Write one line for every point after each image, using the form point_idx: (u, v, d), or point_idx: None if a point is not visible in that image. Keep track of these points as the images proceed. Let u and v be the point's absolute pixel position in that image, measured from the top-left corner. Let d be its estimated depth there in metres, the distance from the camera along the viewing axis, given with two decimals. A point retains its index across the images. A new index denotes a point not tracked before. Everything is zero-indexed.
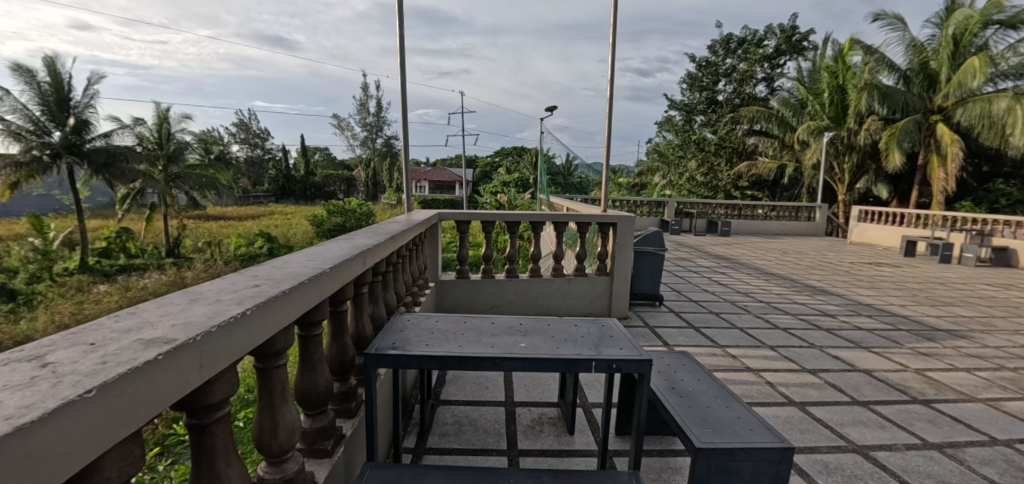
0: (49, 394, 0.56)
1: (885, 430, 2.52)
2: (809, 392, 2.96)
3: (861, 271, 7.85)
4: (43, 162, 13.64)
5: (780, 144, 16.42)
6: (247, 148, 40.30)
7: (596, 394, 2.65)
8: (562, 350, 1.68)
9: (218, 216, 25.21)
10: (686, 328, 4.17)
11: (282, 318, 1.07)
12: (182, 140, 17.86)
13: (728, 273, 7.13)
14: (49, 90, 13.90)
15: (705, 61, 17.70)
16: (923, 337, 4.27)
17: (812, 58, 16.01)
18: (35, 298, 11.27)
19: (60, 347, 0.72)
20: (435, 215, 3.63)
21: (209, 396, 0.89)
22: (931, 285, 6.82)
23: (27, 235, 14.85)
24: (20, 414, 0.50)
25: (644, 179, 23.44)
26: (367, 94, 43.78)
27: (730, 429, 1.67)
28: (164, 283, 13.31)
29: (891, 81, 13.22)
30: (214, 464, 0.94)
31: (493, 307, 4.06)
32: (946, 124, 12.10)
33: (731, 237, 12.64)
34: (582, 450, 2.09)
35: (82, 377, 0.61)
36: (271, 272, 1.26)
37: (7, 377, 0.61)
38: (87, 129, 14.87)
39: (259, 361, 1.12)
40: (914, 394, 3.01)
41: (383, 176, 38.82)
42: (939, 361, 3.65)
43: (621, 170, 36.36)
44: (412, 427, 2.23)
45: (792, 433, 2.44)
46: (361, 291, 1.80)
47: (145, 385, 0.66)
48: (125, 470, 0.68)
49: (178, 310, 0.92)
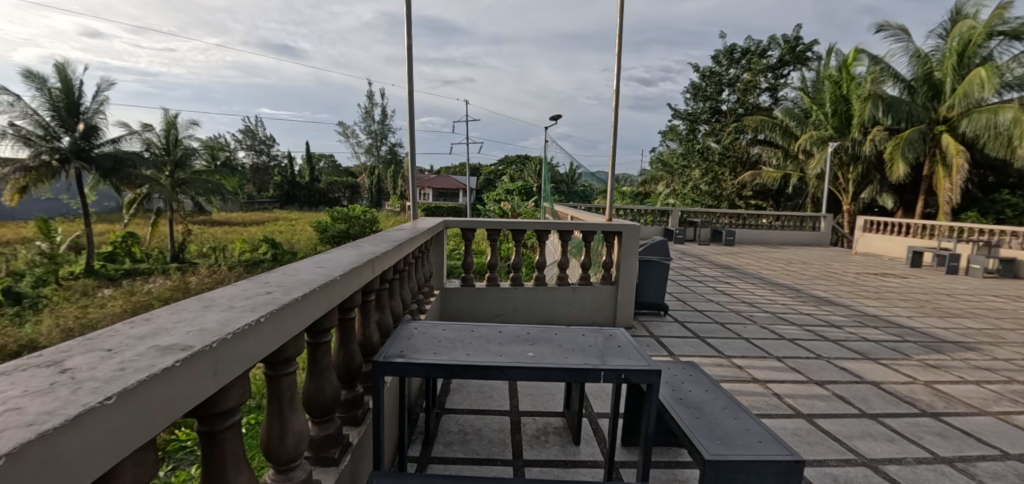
0: (71, 399, 0.57)
1: (894, 443, 2.49)
2: (816, 404, 2.93)
3: (864, 281, 7.81)
4: (51, 167, 13.90)
5: (783, 153, 16.51)
6: (253, 154, 40.80)
7: (602, 405, 2.63)
8: (570, 359, 1.67)
9: (224, 221, 25.38)
10: (691, 338, 4.14)
11: (293, 326, 1.07)
12: (189, 146, 17.72)
13: (733, 283, 7.11)
14: (59, 94, 14.07)
15: (709, 71, 17.61)
16: (931, 348, 4.24)
17: (816, 68, 16.08)
18: (41, 301, 11.38)
19: (78, 352, 0.73)
20: (441, 223, 3.62)
21: (221, 403, 0.89)
22: (938, 296, 6.77)
23: (35, 238, 14.99)
24: (43, 420, 0.51)
25: (647, 188, 23.37)
26: (373, 102, 44.26)
27: (739, 441, 1.65)
28: (169, 287, 13.21)
29: (895, 92, 13.23)
30: (225, 471, 0.95)
31: (496, 315, 4.03)
32: (951, 134, 12.11)
33: (735, 246, 12.61)
34: (588, 460, 2.08)
35: (101, 383, 0.62)
36: (282, 279, 1.27)
37: (27, 383, 0.63)
38: (96, 134, 15.00)
39: (269, 368, 1.13)
40: (923, 406, 2.98)
41: (387, 183, 39.23)
42: (948, 373, 3.62)
43: (625, 177, 36.50)
44: (418, 436, 2.22)
45: (800, 445, 2.41)
46: (369, 298, 1.81)
47: (160, 390, 0.66)
48: (140, 475, 0.69)
49: (192, 316, 0.92)
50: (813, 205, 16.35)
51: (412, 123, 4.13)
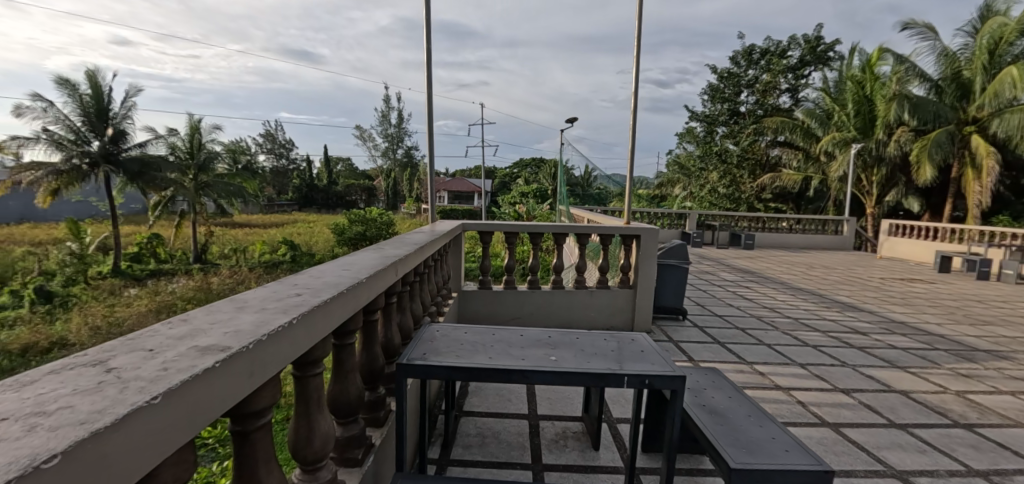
0: (118, 399, 0.58)
1: (925, 455, 2.40)
2: (843, 413, 2.85)
3: (890, 287, 7.58)
4: (81, 170, 14.48)
5: (804, 156, 16.19)
6: (273, 157, 41.63)
7: (621, 410, 2.60)
8: (592, 364, 1.66)
9: (244, 223, 25.96)
10: (711, 344, 4.07)
11: (322, 327, 1.08)
12: (212, 150, 18.19)
13: (752, 287, 6.97)
14: (89, 100, 14.56)
15: (727, 72, 17.33)
16: (962, 357, 4.08)
17: (838, 68, 15.74)
18: (70, 300, 11.75)
19: (121, 352, 0.76)
20: (459, 225, 3.63)
21: (254, 403, 0.91)
22: (969, 303, 6.53)
23: (66, 239, 15.54)
24: (94, 419, 0.53)
25: (664, 191, 23.13)
26: (388, 105, 44.87)
27: (765, 450, 1.62)
28: (191, 287, 13.53)
29: (922, 91, 12.88)
30: (256, 470, 0.96)
31: (514, 317, 4.03)
32: (981, 135, 11.70)
33: (755, 250, 12.37)
34: (608, 466, 2.06)
35: (146, 383, 0.63)
36: (310, 281, 1.29)
37: (75, 381, 0.65)
38: (123, 139, 15.47)
39: (298, 369, 1.14)
40: (955, 417, 2.87)
41: (403, 186, 39.67)
42: (981, 383, 3.48)
43: (641, 180, 36.20)
44: (436, 438, 2.23)
45: (826, 454, 2.35)
46: (391, 300, 1.83)
47: (200, 390, 0.68)
48: (179, 474, 0.71)
49: (227, 317, 0.95)
50: (835, 208, 15.97)
51: (430, 127, 4.17)
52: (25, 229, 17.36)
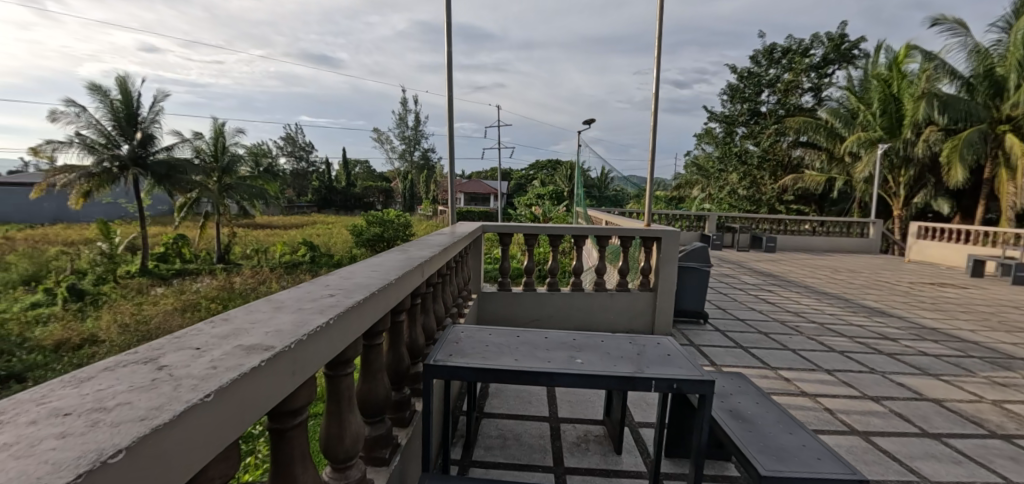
0: (174, 397, 0.61)
1: (961, 466, 2.32)
2: (873, 421, 2.77)
3: (920, 292, 7.33)
4: (111, 173, 15.04)
5: (828, 156, 15.80)
6: (293, 160, 42.50)
7: (643, 415, 2.57)
8: (618, 367, 1.64)
9: (266, 224, 26.53)
10: (734, 348, 3.99)
11: (356, 328, 1.10)
12: (235, 153, 18.30)
13: (775, 291, 6.82)
14: (119, 106, 15.09)
15: (747, 71, 17.03)
16: (998, 365, 3.92)
17: (863, 66, 15.35)
18: (100, 297, 12.16)
19: (170, 350, 0.78)
20: (479, 227, 3.65)
21: (292, 402, 0.93)
22: (1005, 309, 6.26)
23: (97, 239, 16.11)
24: (153, 416, 0.55)
25: (682, 193, 22.84)
26: (406, 108, 45.44)
27: (795, 458, 1.58)
28: (214, 287, 13.88)
29: (952, 89, 12.49)
30: (293, 468, 0.98)
31: (533, 319, 4.03)
32: (1016, 134, 11.24)
33: (776, 253, 12.11)
34: (631, 471, 2.04)
35: (198, 382, 0.66)
36: (341, 282, 1.32)
37: (130, 378, 0.67)
38: (151, 142, 15.99)
39: (330, 369, 1.17)
40: (992, 427, 2.76)
41: (419, 187, 40.05)
42: (1020, 392, 3.34)
43: (658, 181, 35.81)
44: (458, 439, 2.24)
45: (857, 463, 2.28)
46: (416, 302, 1.85)
47: (247, 388, 0.70)
48: (225, 470, 0.73)
49: (266, 317, 0.97)
50: (860, 210, 15.54)
51: (450, 129, 4.21)
52: (60, 230, 18.07)
